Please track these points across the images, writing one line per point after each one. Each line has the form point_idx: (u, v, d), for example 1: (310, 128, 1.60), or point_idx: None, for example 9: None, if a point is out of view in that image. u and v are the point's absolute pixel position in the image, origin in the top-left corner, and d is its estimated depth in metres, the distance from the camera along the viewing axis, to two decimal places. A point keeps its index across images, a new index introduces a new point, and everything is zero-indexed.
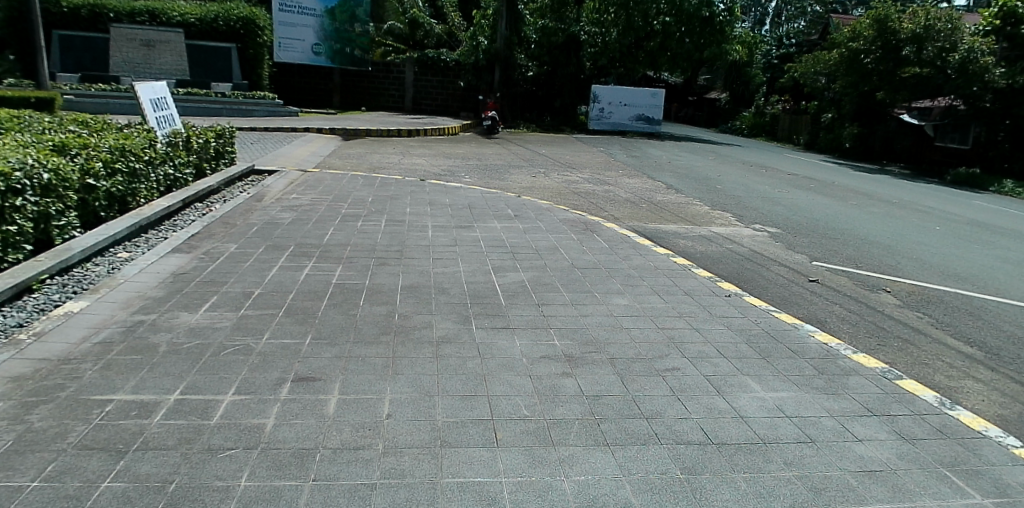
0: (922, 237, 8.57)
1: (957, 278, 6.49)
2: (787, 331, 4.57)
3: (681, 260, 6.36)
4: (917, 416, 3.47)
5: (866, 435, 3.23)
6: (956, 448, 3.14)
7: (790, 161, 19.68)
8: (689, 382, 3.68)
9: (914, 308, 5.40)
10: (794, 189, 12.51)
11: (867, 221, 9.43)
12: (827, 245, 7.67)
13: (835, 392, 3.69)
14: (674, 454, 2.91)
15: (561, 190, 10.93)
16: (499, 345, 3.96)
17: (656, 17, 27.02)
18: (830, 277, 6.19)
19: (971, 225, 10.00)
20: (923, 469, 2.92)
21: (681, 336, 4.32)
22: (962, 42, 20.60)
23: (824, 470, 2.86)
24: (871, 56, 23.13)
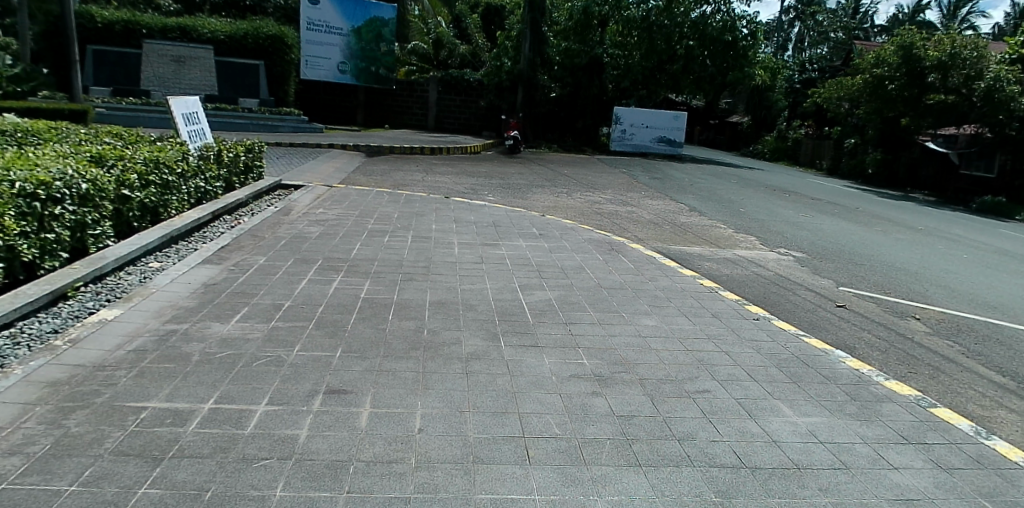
0: (949, 265, 8.47)
1: (982, 306, 6.45)
2: (818, 356, 4.50)
3: (707, 282, 6.34)
4: (952, 445, 3.41)
5: (902, 462, 3.18)
6: (993, 478, 3.08)
7: (810, 186, 19.67)
8: (720, 405, 3.63)
9: (944, 336, 5.33)
10: (819, 215, 12.46)
11: (893, 248, 9.37)
12: (853, 270, 7.62)
13: (868, 418, 3.63)
14: (709, 478, 2.88)
15: (585, 210, 10.95)
16: (528, 363, 3.94)
17: (679, 41, 27.27)
18: (856, 303, 6.11)
19: (1002, 255, 9.87)
20: (962, 499, 2.86)
21: (710, 359, 4.27)
22: (988, 70, 20.64)
23: (862, 497, 2.80)
24: (895, 82, 22.74)
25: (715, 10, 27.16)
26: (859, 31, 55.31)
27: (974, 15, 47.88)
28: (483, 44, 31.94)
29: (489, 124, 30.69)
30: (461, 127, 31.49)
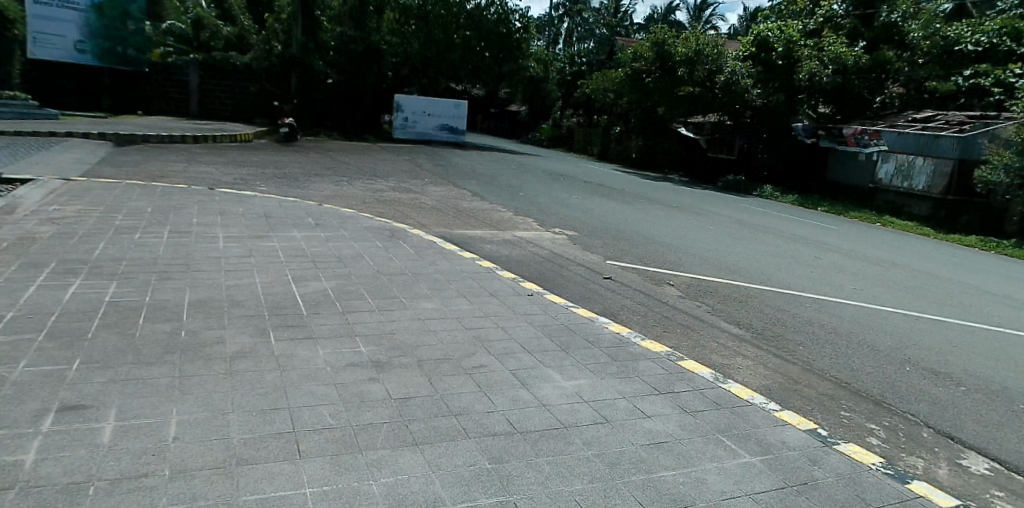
0: (698, 235, 9.75)
1: (724, 269, 7.48)
2: (584, 324, 4.93)
3: (487, 264, 6.61)
4: (696, 391, 3.98)
5: (653, 411, 3.67)
6: (727, 416, 3.71)
7: (585, 171, 21.16)
8: (495, 377, 3.82)
9: (692, 298, 6.12)
10: (594, 197, 13.61)
11: (655, 223, 10.55)
12: (619, 245, 8.43)
13: (627, 375, 4.06)
14: (481, 447, 3.05)
15: (367, 198, 10.92)
16: (301, 356, 3.83)
17: (456, 31, 29.55)
18: (623, 276, 6.75)
19: (739, 224, 11.64)
20: (701, 436, 3.46)
21: (486, 335, 4.47)
22: (726, 65, 23.93)
23: (620, 447, 3.24)
24: (651, 75, 26.05)
25: (489, 3, 29.93)
26: (620, 29, 61.57)
27: (713, 17, 55.45)
28: (250, 25, 29.41)
29: (260, 111, 28.90)
30: (230, 113, 29.50)
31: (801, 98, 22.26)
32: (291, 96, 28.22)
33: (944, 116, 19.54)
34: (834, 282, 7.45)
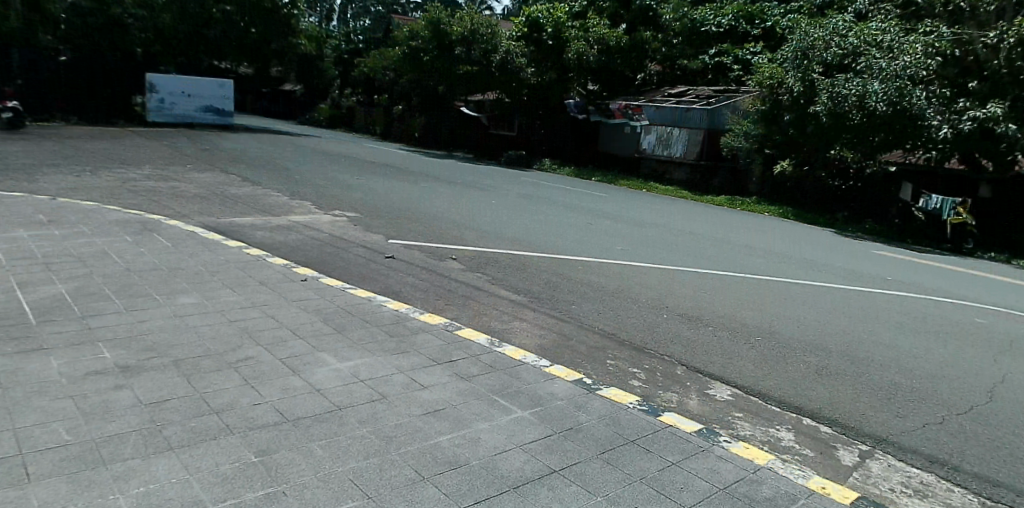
0: (486, 212, 11.13)
1: (502, 240, 8.76)
2: (362, 304, 5.36)
3: (257, 252, 6.70)
4: (474, 358, 4.56)
5: (430, 381, 4.14)
6: (503, 377, 4.36)
7: (395, 158, 21.94)
8: (262, 368, 3.93)
9: (472, 269, 6.96)
10: (393, 182, 14.72)
11: (449, 204, 11.74)
12: (403, 223, 9.29)
13: (404, 351, 4.47)
14: (248, 441, 3.15)
15: (124, 190, 11.19)
16: (29, 370, 3.56)
17: (215, 7, 32.24)
18: (406, 253, 7.33)
19: (526, 199, 13.67)
20: (476, 398, 4.06)
21: (252, 324, 4.59)
22: (499, 45, 28.09)
23: (398, 419, 3.68)
24: (427, 53, 29.62)
25: None
26: (398, 7, 65.68)
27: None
28: None
29: None
30: None
31: (570, 77, 27.62)
32: (16, 74, 27.90)
33: (693, 91, 25.41)
34: (594, 243, 9.24)
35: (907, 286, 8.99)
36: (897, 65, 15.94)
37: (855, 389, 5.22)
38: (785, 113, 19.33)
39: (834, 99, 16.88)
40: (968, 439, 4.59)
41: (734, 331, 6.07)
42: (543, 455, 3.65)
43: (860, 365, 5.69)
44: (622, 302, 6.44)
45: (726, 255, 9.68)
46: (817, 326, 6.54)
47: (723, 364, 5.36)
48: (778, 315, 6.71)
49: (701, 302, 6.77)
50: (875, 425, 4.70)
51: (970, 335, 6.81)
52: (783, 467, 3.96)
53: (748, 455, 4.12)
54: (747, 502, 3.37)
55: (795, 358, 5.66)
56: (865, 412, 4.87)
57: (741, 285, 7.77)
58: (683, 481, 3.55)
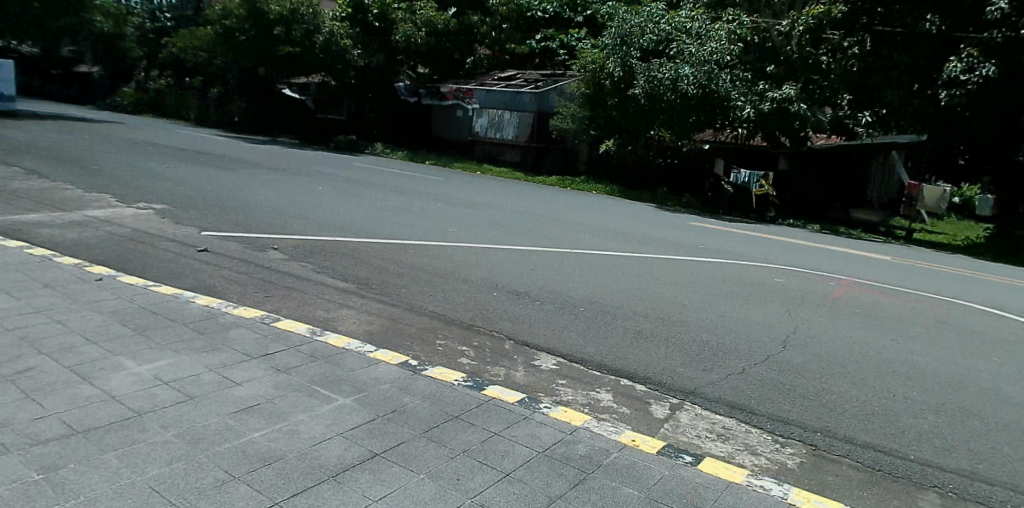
0: (314, 202, 12.57)
1: (324, 227, 10.12)
2: (170, 302, 5.70)
3: (41, 252, 7.13)
4: (293, 349, 4.94)
5: (244, 377, 4.34)
6: (323, 365, 4.72)
7: (248, 152, 22.32)
8: (48, 379, 3.94)
9: (297, 259, 7.90)
10: (223, 174, 15.61)
11: (279, 197, 12.83)
12: (223, 216, 10.36)
13: (214, 348, 4.76)
14: (28, 459, 3.07)
15: None
16: None
17: None
18: (221, 246, 8.29)
19: (360, 187, 15.58)
20: (295, 391, 4.26)
21: (36, 333, 4.65)
22: (321, 25, 31.25)
23: (206, 418, 3.74)
24: (244, 32, 32.07)
25: None
26: None
27: None
28: None
29: None
30: None
31: (400, 58, 32.42)
32: None
33: (522, 75, 30.77)
34: (417, 225, 10.97)
35: (717, 252, 11.12)
36: (706, 50, 20.10)
37: (669, 350, 5.86)
38: (609, 96, 23.75)
39: (653, 82, 20.86)
40: (758, 385, 5.33)
41: (563, 305, 6.81)
42: (366, 439, 3.76)
43: (675, 327, 6.50)
44: (450, 283, 7.30)
45: (534, 228, 11.96)
46: (642, 296, 7.46)
47: (548, 336, 5.92)
48: (603, 288, 7.65)
49: (535, 282, 7.68)
50: (685, 380, 5.29)
51: (764, 293, 8.26)
52: (598, 426, 4.37)
53: (566, 418, 4.46)
54: (564, 462, 3.79)
55: (616, 325, 6.38)
56: (678, 370, 5.45)
57: (565, 260, 9.10)
58: (508, 449, 3.87)
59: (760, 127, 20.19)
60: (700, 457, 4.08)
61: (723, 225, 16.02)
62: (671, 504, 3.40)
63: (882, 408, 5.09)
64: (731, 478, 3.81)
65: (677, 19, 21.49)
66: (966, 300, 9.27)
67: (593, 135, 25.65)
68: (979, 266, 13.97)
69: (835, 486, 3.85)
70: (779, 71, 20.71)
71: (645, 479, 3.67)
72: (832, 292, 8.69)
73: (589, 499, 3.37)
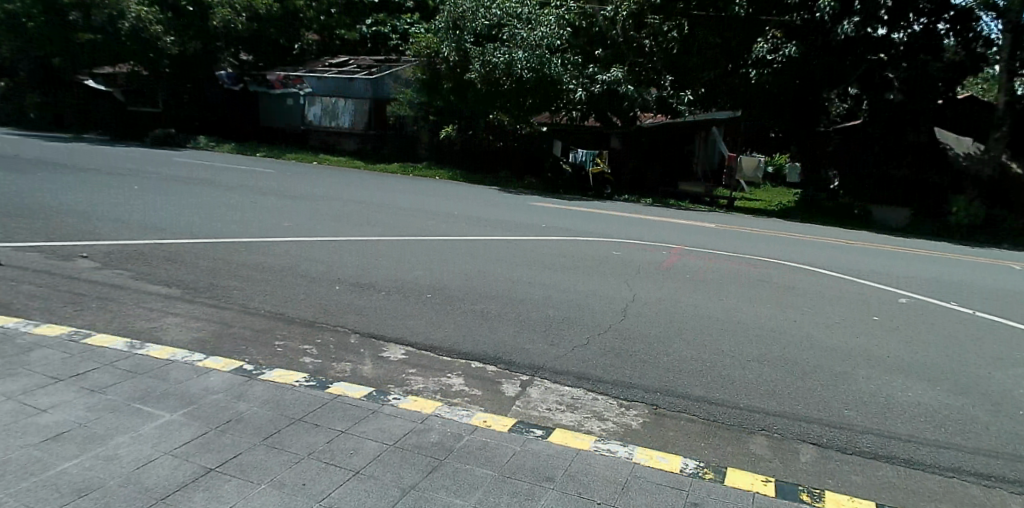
0: (133, 204, 11.95)
1: (147, 230, 9.78)
2: None
3: None
4: (112, 366, 4.63)
5: (51, 403, 3.96)
6: (149, 379, 4.48)
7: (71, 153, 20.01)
8: None
9: (112, 266, 7.58)
10: (16, 176, 14.06)
11: (102, 199, 12.17)
12: (23, 223, 9.54)
13: (13, 373, 4.33)
14: None
15: None
16: None
17: None
18: (17, 257, 7.59)
19: (183, 185, 15.05)
20: (114, 411, 3.94)
21: None
22: (127, 11, 27.77)
23: (5, 454, 3.34)
24: (30, 18, 28.25)
25: None
26: None
27: None
28: None
29: None
30: None
31: (219, 46, 30.92)
32: None
33: (354, 63, 31.79)
34: (256, 221, 11.19)
35: (558, 230, 12.44)
36: (536, 36, 21.63)
37: (518, 330, 6.22)
38: (445, 81, 24.90)
39: (487, 67, 22.13)
40: (597, 353, 5.69)
41: (412, 293, 7.35)
42: (196, 454, 3.52)
43: (522, 305, 7.07)
44: (297, 283, 7.46)
45: (377, 216, 12.74)
46: (492, 278, 8.20)
47: (399, 328, 6.13)
48: (451, 273, 8.37)
49: (389, 273, 8.21)
50: (533, 356, 5.54)
51: (604, 266, 9.27)
52: (448, 412, 4.37)
53: (416, 407, 4.43)
54: (415, 451, 3.74)
55: (466, 309, 6.83)
56: (524, 347, 5.74)
57: (413, 248, 9.87)
58: (356, 445, 3.78)
59: (592, 108, 22.00)
60: (551, 429, 4.20)
61: (562, 203, 17.50)
62: (523, 478, 3.48)
63: (704, 359, 5.67)
64: (578, 446, 3.95)
65: (507, 4, 22.37)
66: (782, 259, 10.61)
67: (432, 120, 26.80)
68: (803, 229, 15.68)
69: (676, 442, 4.11)
70: (607, 54, 22.14)
71: (496, 457, 3.73)
72: (663, 262, 9.85)
73: (443, 485, 3.36)
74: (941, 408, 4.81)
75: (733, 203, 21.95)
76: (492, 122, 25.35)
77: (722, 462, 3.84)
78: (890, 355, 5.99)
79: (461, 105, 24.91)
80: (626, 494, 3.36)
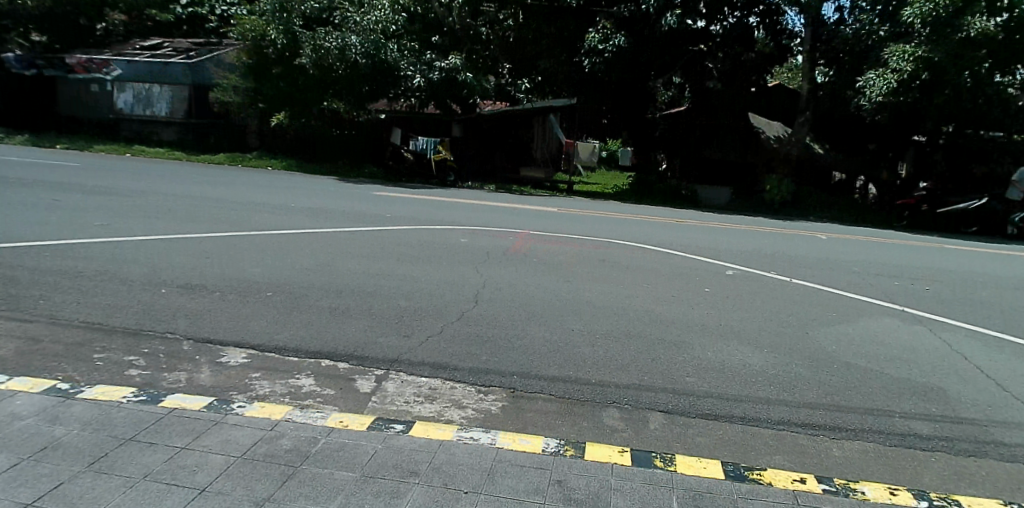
0: None
1: None
2: None
3: None
4: None
5: None
6: None
7: None
8: None
9: None
10: None
11: None
12: None
13: None
14: None
15: None
16: None
17: None
18: None
19: None
20: None
21: None
22: None
23: None
24: None
25: None
26: None
27: None
28: None
29: None
30: None
31: (6, 24, 27.81)
32: None
33: (168, 45, 28.80)
34: (57, 220, 9.75)
35: (402, 219, 12.21)
36: (371, 20, 21.41)
37: (370, 323, 6.00)
38: (274, 66, 23.70)
39: (318, 51, 21.48)
40: (451, 342, 5.63)
41: (247, 292, 6.80)
42: (3, 491, 2.95)
43: (371, 298, 6.84)
44: (115, 286, 6.61)
45: (201, 210, 11.71)
46: (338, 271, 7.88)
47: (236, 330, 5.63)
48: (290, 268, 7.90)
49: (220, 271, 7.52)
50: (387, 350, 5.35)
51: (453, 254, 9.30)
52: (301, 415, 4.06)
53: (263, 413, 4.06)
54: (267, 461, 3.42)
55: (311, 305, 6.48)
56: (378, 341, 5.53)
57: (245, 243, 9.18)
58: (199, 460, 3.38)
59: (431, 96, 22.22)
60: (411, 423, 4.06)
61: (406, 192, 17.24)
62: (386, 477, 3.31)
63: (560, 339, 5.84)
64: (441, 437, 3.86)
65: None
66: (619, 239, 11.31)
67: (260, 108, 24.85)
68: (640, 210, 16.80)
69: (534, 423, 4.17)
70: (444, 41, 23.12)
71: (358, 457, 3.52)
72: (512, 246, 10.14)
73: (302, 494, 3.10)
74: (768, 368, 5.37)
75: (572, 187, 23.09)
76: (327, 109, 24.17)
77: (581, 438, 3.96)
78: (720, 324, 6.57)
79: (294, 91, 23.72)
80: (493, 480, 3.33)
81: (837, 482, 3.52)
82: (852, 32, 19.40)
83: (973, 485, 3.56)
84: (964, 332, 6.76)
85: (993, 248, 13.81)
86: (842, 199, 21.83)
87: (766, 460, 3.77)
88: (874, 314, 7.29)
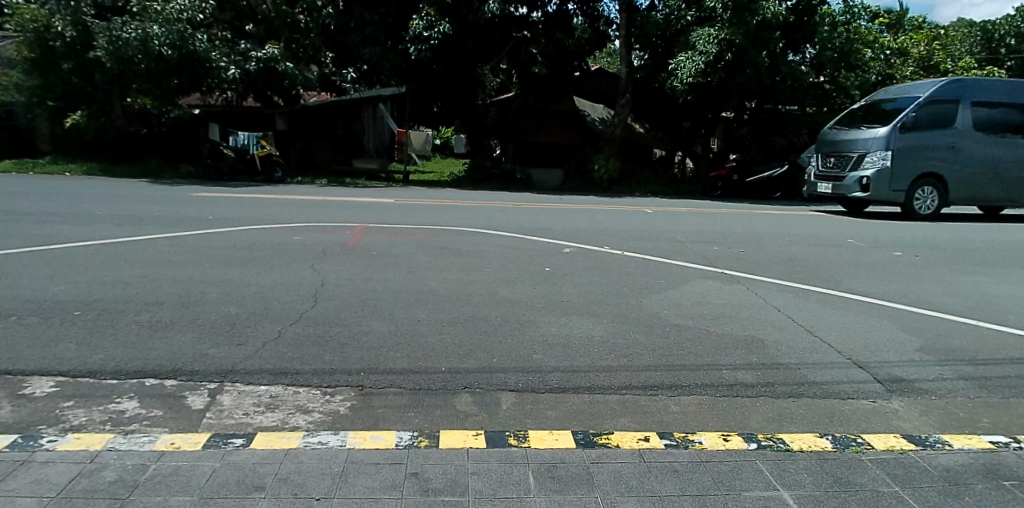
0: None
1: None
2: None
3: None
4: None
5: None
6: None
7: None
8: None
9: None
10: None
11: None
12: None
13: None
14: None
15: None
16: None
17: None
18: None
19: None
20: None
21: None
22: None
23: None
24: None
25: None
26: None
27: None
28: None
29: None
30: None
31: None
32: None
33: None
34: None
35: (231, 220, 11.21)
36: (174, 8, 19.11)
37: (198, 335, 5.40)
38: (63, 61, 20.40)
39: (116, 43, 18.75)
40: (292, 345, 5.26)
41: (42, 313, 5.78)
42: None
43: (197, 307, 6.17)
44: None
45: None
46: (159, 281, 7.02)
47: (38, 356, 4.77)
48: (100, 283, 6.84)
49: (10, 292, 6.35)
50: (219, 361, 4.86)
51: (287, 253, 8.72)
52: (122, 442, 3.56)
53: (79, 446, 3.51)
54: (79, 500, 2.93)
55: (126, 322, 5.67)
56: (208, 353, 5.00)
57: (38, 258, 7.85)
58: None
59: (249, 88, 20.53)
60: (252, 435, 3.73)
61: (229, 191, 15.92)
62: (228, 496, 3.01)
63: (407, 331, 5.72)
64: (286, 446, 3.59)
65: None
66: (461, 227, 11.30)
67: (51, 107, 21.75)
68: (482, 197, 17.04)
69: (386, 418, 4.04)
70: (259, 30, 21.42)
71: (193, 479, 3.16)
72: (350, 240, 9.77)
73: None
74: (607, 337, 5.74)
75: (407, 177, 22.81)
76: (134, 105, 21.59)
77: (435, 427, 3.91)
78: (561, 299, 6.91)
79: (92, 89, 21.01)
80: (346, 483, 3.17)
81: (676, 436, 3.86)
82: (661, 17, 20.73)
83: (787, 423, 4.12)
84: (775, 287, 7.74)
85: (791, 208, 16.30)
86: (665, 176, 24.14)
87: (613, 424, 4.02)
88: (694, 277, 8.14)
